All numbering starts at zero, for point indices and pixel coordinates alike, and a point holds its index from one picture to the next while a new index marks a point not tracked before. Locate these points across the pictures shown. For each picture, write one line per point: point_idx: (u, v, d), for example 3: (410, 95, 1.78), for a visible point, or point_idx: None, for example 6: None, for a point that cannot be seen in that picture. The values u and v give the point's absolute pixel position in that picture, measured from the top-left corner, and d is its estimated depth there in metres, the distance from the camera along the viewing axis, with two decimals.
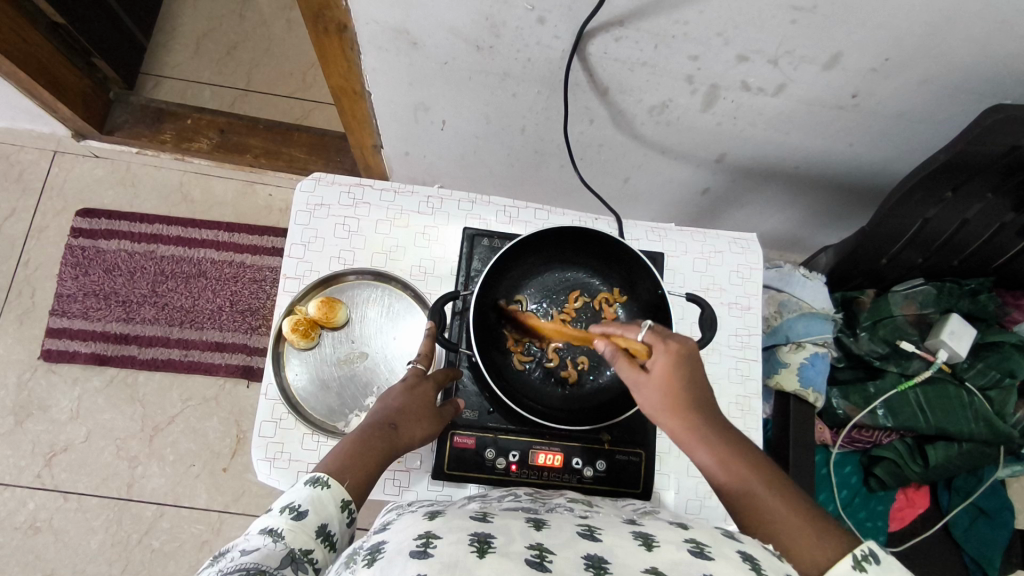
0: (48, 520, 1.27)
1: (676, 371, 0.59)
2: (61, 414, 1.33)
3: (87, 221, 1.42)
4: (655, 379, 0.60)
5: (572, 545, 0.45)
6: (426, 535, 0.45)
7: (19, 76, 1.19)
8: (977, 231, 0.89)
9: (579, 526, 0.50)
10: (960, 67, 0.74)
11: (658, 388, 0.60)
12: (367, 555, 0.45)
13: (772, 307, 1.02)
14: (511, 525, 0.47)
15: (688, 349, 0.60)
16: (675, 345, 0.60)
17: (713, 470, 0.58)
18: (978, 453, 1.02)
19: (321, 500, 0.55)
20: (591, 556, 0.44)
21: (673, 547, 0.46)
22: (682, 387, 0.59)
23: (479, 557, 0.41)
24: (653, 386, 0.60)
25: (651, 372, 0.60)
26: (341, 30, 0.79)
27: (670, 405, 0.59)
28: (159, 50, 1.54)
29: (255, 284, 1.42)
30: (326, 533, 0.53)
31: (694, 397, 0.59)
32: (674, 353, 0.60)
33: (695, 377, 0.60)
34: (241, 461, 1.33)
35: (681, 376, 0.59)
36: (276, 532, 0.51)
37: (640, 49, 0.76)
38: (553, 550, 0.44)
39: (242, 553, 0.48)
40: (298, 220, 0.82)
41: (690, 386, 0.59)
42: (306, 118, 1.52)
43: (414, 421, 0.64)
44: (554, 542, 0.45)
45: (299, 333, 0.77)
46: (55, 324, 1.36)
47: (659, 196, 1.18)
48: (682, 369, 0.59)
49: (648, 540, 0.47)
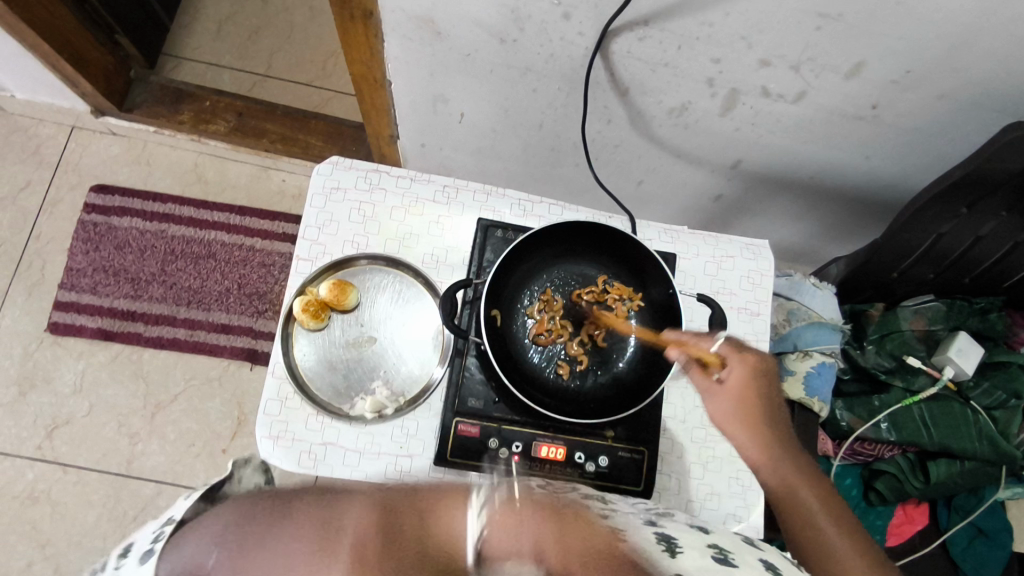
0: (46, 491, 1.28)
1: (754, 380, 0.66)
2: (65, 386, 1.33)
3: (100, 197, 1.43)
4: (731, 390, 0.66)
5: (599, 546, 0.46)
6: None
7: (43, 50, 1.20)
8: (989, 251, 0.89)
9: (603, 528, 0.50)
10: (981, 82, 0.74)
11: (731, 399, 0.66)
12: None
13: (782, 315, 1.01)
14: None
15: (766, 364, 0.67)
16: (750, 358, 0.67)
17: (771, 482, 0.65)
18: (980, 472, 1.01)
19: None
20: (617, 558, 0.46)
21: (697, 553, 0.49)
22: (756, 401, 0.66)
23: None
24: (727, 397, 0.66)
25: (728, 384, 0.66)
26: (367, 17, 0.79)
27: (744, 417, 0.65)
28: (181, 32, 1.55)
29: (264, 268, 1.43)
30: None
31: (768, 410, 0.66)
32: (751, 368, 0.66)
33: (768, 394, 0.66)
34: (241, 443, 1.33)
35: (755, 389, 0.66)
36: None
37: (663, 49, 0.76)
38: (579, 552, 0.44)
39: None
40: (313, 202, 0.82)
41: (763, 397, 0.66)
42: (323, 106, 1.52)
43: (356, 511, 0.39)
44: (581, 544, 0.46)
45: (309, 314, 0.77)
46: (63, 297, 1.37)
47: (671, 200, 1.18)
48: (757, 382, 0.66)
49: (671, 546, 0.50)
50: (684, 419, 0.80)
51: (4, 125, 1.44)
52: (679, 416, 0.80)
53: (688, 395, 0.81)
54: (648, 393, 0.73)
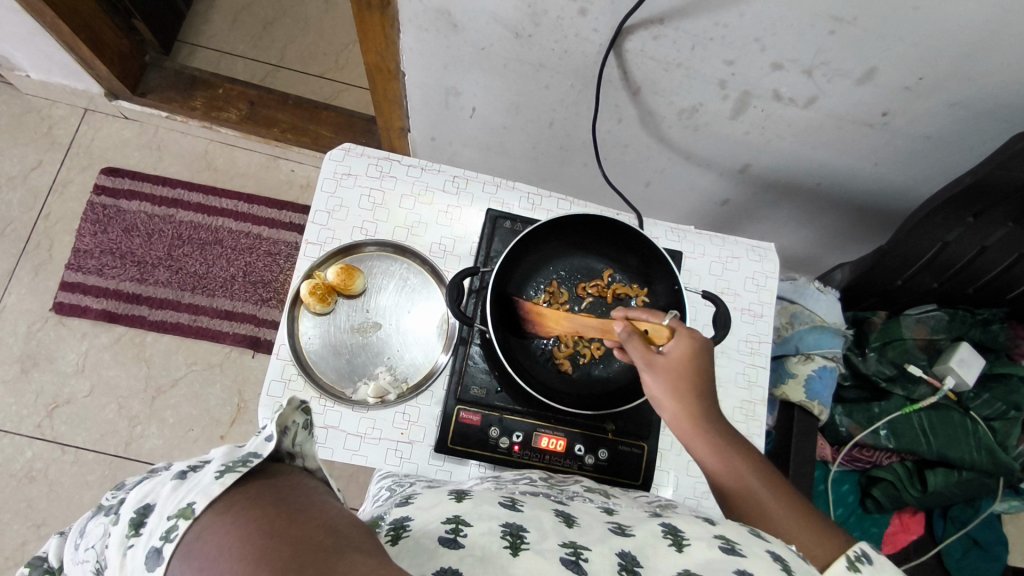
0: (43, 470, 1.28)
1: (692, 356, 0.62)
2: (67, 366, 1.34)
3: (110, 180, 1.44)
4: (667, 365, 0.62)
5: (605, 541, 0.46)
6: (456, 520, 0.45)
7: (61, 31, 1.21)
8: (994, 261, 0.89)
9: (609, 523, 0.50)
10: (992, 91, 0.75)
11: (669, 375, 0.62)
12: (390, 531, 0.46)
13: (784, 318, 1.03)
14: (542, 517, 0.48)
15: (699, 340, 0.63)
16: (686, 334, 0.63)
17: (712, 464, 0.61)
18: (977, 483, 1.02)
19: None
20: (624, 554, 0.45)
21: (703, 545, 0.47)
22: (692, 376, 0.62)
23: (512, 554, 0.42)
24: (664, 372, 0.62)
25: (664, 360, 0.62)
26: (384, 6, 0.80)
27: (679, 395, 0.62)
28: (196, 19, 1.56)
29: (270, 257, 1.44)
30: None
31: (701, 387, 0.62)
32: (687, 344, 0.63)
33: (703, 371, 0.63)
34: (240, 430, 1.34)
35: (689, 364, 0.62)
36: None
37: (677, 48, 0.77)
38: (587, 548, 0.44)
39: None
40: (324, 187, 0.83)
41: (700, 373, 0.62)
42: (335, 98, 1.53)
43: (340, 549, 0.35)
44: (587, 539, 0.46)
45: (316, 297, 0.78)
46: (69, 278, 1.38)
47: (678, 203, 1.19)
48: (692, 357, 0.62)
49: (678, 538, 0.48)
50: None
51: (18, 105, 1.46)
52: None
53: None
54: None
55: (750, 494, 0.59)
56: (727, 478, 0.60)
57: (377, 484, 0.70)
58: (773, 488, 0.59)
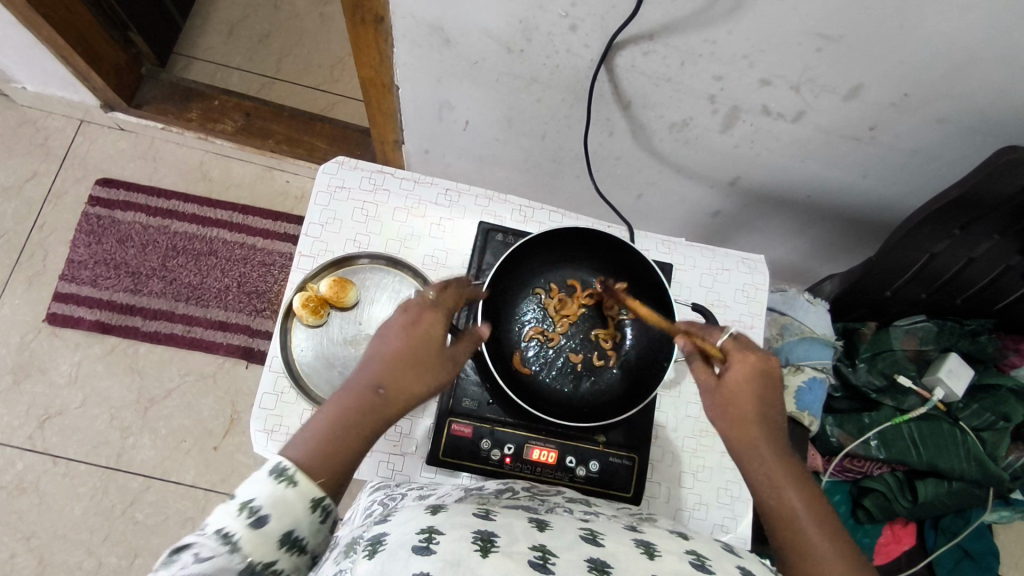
0: (34, 482, 1.27)
1: (752, 378, 0.61)
2: (59, 377, 1.33)
3: (105, 191, 1.44)
4: (727, 386, 0.61)
5: (575, 548, 0.46)
6: (429, 530, 0.45)
7: (57, 43, 1.22)
8: (981, 272, 0.90)
9: (582, 530, 0.51)
10: (977, 107, 0.76)
11: (727, 395, 0.61)
12: (368, 546, 0.45)
13: (774, 329, 1.03)
14: (514, 525, 0.48)
15: (767, 365, 0.62)
16: (753, 355, 0.62)
17: (765, 491, 0.57)
18: (968, 493, 1.02)
19: (285, 501, 0.50)
20: (593, 559, 0.45)
21: (673, 557, 0.47)
22: (753, 398, 0.60)
23: (482, 556, 0.42)
24: (723, 391, 0.61)
25: (724, 378, 0.62)
26: (378, 21, 0.81)
27: (738, 414, 0.60)
28: (193, 32, 1.58)
29: (264, 268, 1.44)
30: (291, 540, 0.50)
31: (765, 413, 0.60)
32: (751, 364, 0.61)
33: (767, 396, 0.60)
34: (233, 441, 1.33)
35: (752, 386, 0.60)
36: (231, 538, 0.47)
37: (666, 64, 0.78)
38: (556, 552, 0.45)
39: (193, 562, 0.45)
40: (317, 200, 0.84)
41: (760, 396, 0.60)
42: (329, 110, 1.54)
43: (406, 374, 0.57)
44: (557, 544, 0.46)
45: (308, 309, 0.78)
46: (63, 288, 1.38)
47: (669, 214, 1.20)
48: (755, 380, 0.61)
49: (650, 548, 0.48)
50: (676, 428, 0.81)
51: (14, 116, 1.46)
52: (670, 424, 0.81)
53: (680, 403, 0.82)
54: (641, 399, 0.74)
55: (800, 528, 0.54)
56: (778, 507, 0.55)
57: (368, 495, 0.69)
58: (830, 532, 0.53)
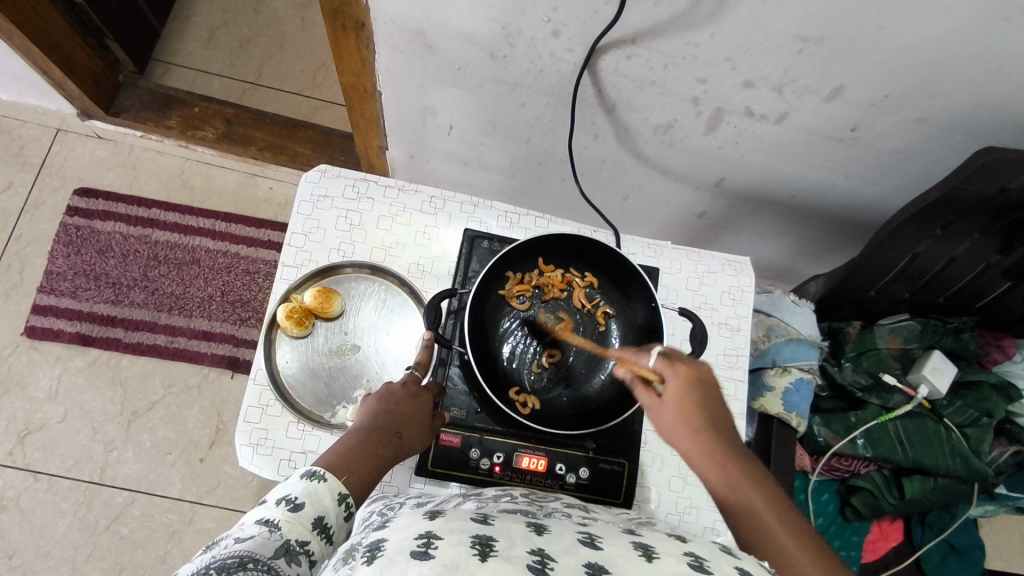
0: (15, 499, 1.24)
1: (692, 387, 0.61)
2: (40, 392, 1.31)
3: (84, 201, 1.42)
4: (670, 400, 0.61)
5: (573, 552, 0.45)
6: (427, 535, 0.44)
7: (32, 51, 1.20)
8: (964, 271, 0.92)
9: (580, 534, 0.50)
10: (956, 107, 0.77)
11: (673, 408, 0.60)
12: (366, 552, 0.45)
13: (761, 330, 1.04)
14: (511, 529, 0.47)
15: (701, 371, 0.62)
16: (684, 366, 0.62)
17: (715, 482, 0.57)
18: (953, 489, 1.04)
19: (317, 493, 0.53)
20: (592, 563, 0.44)
21: (673, 560, 0.47)
22: (696, 405, 0.60)
23: (481, 560, 0.41)
24: (669, 405, 0.61)
25: (665, 395, 0.61)
26: (359, 28, 0.80)
27: (687, 424, 0.59)
28: (172, 38, 1.56)
29: (249, 276, 1.42)
30: (321, 526, 0.52)
31: (709, 417, 0.60)
32: (683, 373, 0.61)
33: (709, 399, 0.60)
34: (220, 452, 1.32)
35: (692, 394, 0.60)
36: (272, 523, 0.50)
37: (650, 68, 0.78)
38: (554, 557, 0.44)
39: (235, 541, 0.47)
40: (301, 209, 0.83)
41: (702, 403, 0.60)
42: (312, 115, 1.53)
43: (417, 427, 0.65)
44: (556, 548, 0.46)
45: (293, 321, 0.77)
46: (41, 301, 1.35)
47: (656, 216, 1.20)
48: (694, 388, 0.61)
49: (648, 551, 0.48)
50: None
51: None
52: None
53: None
54: (630, 404, 0.73)
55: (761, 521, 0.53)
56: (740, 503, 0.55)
57: (365, 505, 0.67)
58: (783, 515, 0.53)
